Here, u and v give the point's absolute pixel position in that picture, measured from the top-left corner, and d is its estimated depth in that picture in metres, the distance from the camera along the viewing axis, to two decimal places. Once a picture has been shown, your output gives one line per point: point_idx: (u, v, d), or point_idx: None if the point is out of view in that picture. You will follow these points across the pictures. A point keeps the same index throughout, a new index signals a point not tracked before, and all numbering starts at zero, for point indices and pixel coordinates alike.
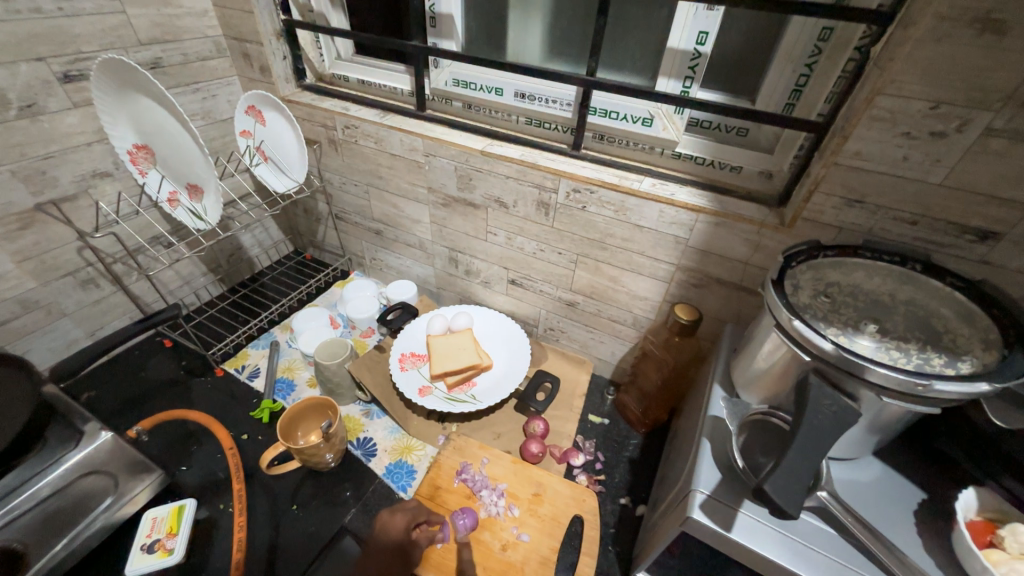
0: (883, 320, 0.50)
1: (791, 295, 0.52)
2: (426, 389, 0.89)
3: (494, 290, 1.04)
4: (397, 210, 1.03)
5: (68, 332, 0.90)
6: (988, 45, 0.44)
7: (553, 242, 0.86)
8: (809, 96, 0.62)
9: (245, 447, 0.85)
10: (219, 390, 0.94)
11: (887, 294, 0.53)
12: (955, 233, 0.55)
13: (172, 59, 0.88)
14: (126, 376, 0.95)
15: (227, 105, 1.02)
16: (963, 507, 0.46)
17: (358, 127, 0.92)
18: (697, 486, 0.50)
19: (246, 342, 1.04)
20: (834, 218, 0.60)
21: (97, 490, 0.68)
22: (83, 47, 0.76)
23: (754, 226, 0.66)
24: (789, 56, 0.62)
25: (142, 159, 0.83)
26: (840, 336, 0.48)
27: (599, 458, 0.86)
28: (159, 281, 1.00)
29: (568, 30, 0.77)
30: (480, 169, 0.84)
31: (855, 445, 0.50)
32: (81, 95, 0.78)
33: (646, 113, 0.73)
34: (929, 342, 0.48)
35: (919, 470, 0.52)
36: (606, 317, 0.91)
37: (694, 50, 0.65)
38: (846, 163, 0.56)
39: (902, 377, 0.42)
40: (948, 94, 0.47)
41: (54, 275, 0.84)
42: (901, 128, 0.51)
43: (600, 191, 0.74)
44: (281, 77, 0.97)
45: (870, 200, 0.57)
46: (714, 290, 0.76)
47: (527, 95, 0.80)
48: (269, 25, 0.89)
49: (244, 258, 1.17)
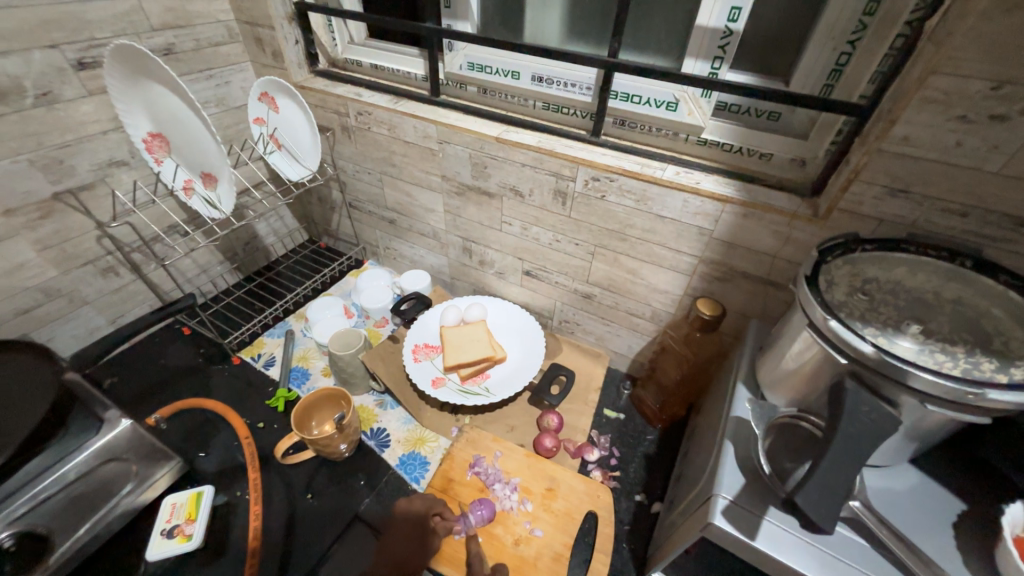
0: (927, 320, 0.47)
1: (825, 292, 0.49)
2: (439, 381, 0.88)
3: (508, 281, 1.02)
4: (410, 198, 1.01)
5: (91, 319, 0.92)
6: None
7: (570, 232, 0.83)
8: (851, 77, 0.58)
9: (261, 435, 0.86)
10: (236, 378, 0.95)
11: (932, 292, 0.50)
12: (1010, 227, 0.50)
13: (184, 45, 0.87)
14: (147, 362, 0.97)
15: (240, 92, 1.01)
16: (1009, 522, 0.43)
17: (371, 114, 0.90)
18: (719, 490, 0.48)
19: (262, 331, 1.04)
20: (874, 209, 0.56)
21: (117, 476, 0.69)
22: (96, 33, 0.75)
23: (785, 217, 0.62)
24: (830, 32, 0.57)
25: (157, 148, 0.83)
26: (879, 337, 0.45)
27: (614, 453, 0.85)
28: (176, 269, 1.01)
29: (588, 9, 0.73)
30: (495, 157, 0.81)
31: (891, 452, 0.47)
32: (96, 83, 0.77)
33: (670, 96, 0.68)
34: (978, 345, 0.44)
35: (961, 480, 0.49)
36: (624, 310, 0.89)
37: (725, 27, 0.61)
38: (891, 149, 0.51)
39: (950, 384, 0.39)
40: (1014, 72, 0.43)
41: (75, 264, 0.85)
42: (956, 111, 0.46)
43: (621, 179, 0.71)
44: (293, 62, 0.95)
45: (916, 190, 0.53)
46: (739, 284, 0.73)
47: (544, 78, 0.77)
48: (280, 9, 0.87)
49: (259, 247, 1.18)
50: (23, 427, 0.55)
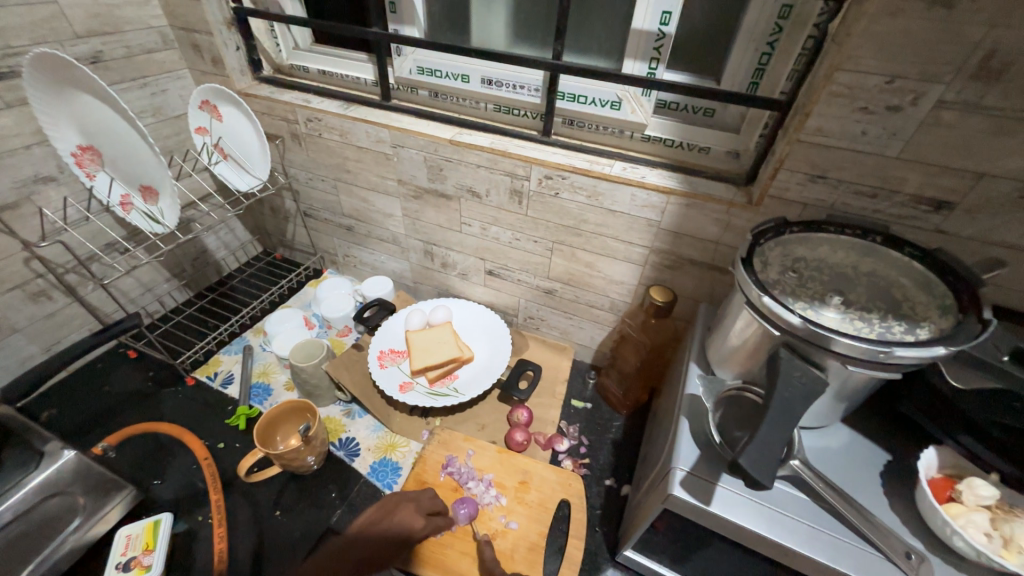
0: (847, 292, 0.52)
1: (760, 272, 0.53)
2: (407, 385, 0.87)
3: (472, 282, 1.03)
4: (367, 204, 1.00)
5: (22, 348, 0.85)
6: (938, 18, 0.45)
7: (528, 230, 0.85)
8: (772, 74, 0.63)
9: (223, 455, 0.83)
10: (192, 400, 0.90)
11: (851, 266, 0.55)
12: (912, 205, 0.57)
13: (114, 53, 0.83)
14: (90, 390, 0.91)
15: (179, 101, 0.96)
16: (925, 465, 0.48)
17: (321, 120, 0.89)
18: (677, 463, 0.51)
19: (217, 348, 1.00)
20: (799, 194, 0.61)
21: (62, 512, 0.65)
22: (12, 41, 0.70)
23: (723, 205, 0.67)
24: (752, 34, 0.62)
25: (88, 161, 0.78)
26: (807, 310, 0.49)
27: (583, 442, 0.87)
28: (117, 289, 0.95)
29: (531, 14, 0.76)
30: (450, 159, 0.82)
31: (825, 413, 0.52)
32: (15, 94, 0.72)
33: (614, 96, 0.72)
34: (891, 311, 0.50)
35: (885, 434, 0.54)
36: (584, 303, 0.92)
37: (658, 30, 0.65)
38: (808, 139, 0.57)
39: (866, 346, 0.43)
40: (902, 68, 0.49)
41: (0, 289, 0.78)
42: (859, 103, 0.52)
43: (572, 177, 0.74)
44: (235, 68, 0.92)
45: (833, 175, 0.58)
46: (688, 271, 0.77)
47: (494, 81, 0.78)
48: (217, 14, 0.85)
49: (209, 262, 1.13)
50: None
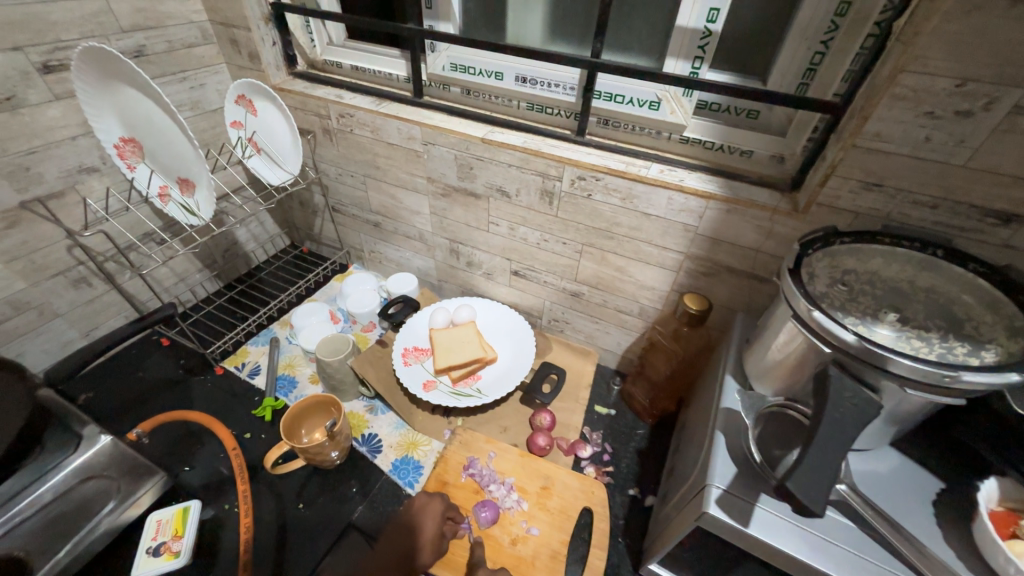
0: (903, 308, 0.49)
1: (808, 284, 0.50)
2: (430, 384, 0.87)
3: (497, 282, 1.02)
4: (396, 201, 1.00)
5: (63, 332, 0.88)
6: (1023, 16, 0.41)
7: (557, 231, 0.84)
8: (824, 75, 0.60)
9: (249, 445, 0.84)
10: (220, 389, 0.92)
11: (906, 281, 0.52)
12: (976, 217, 0.53)
13: (156, 47, 0.85)
14: (125, 375, 0.93)
15: (216, 95, 0.98)
16: (984, 497, 0.45)
17: (353, 116, 0.89)
18: (713, 480, 0.49)
19: (246, 339, 1.02)
20: (850, 203, 0.58)
21: (99, 494, 0.67)
22: (62, 35, 0.72)
23: (766, 212, 0.64)
24: (804, 32, 0.59)
25: (130, 153, 0.80)
26: (859, 326, 0.47)
27: (606, 449, 0.86)
28: (153, 278, 0.98)
29: (570, 10, 0.74)
30: (481, 157, 0.81)
31: (875, 436, 0.49)
32: (63, 86, 0.74)
33: (653, 96, 0.70)
34: (951, 330, 0.46)
35: (938, 461, 0.51)
36: (612, 307, 0.90)
37: (704, 28, 0.63)
38: (865, 145, 0.53)
39: (927, 368, 0.40)
40: (975, 70, 0.45)
41: (45, 275, 0.81)
42: (925, 107, 0.49)
43: (606, 178, 0.72)
44: (271, 64, 0.93)
45: (889, 183, 0.55)
46: (724, 278, 0.74)
47: (528, 79, 0.77)
48: (256, 9, 0.85)
49: (240, 253, 1.15)
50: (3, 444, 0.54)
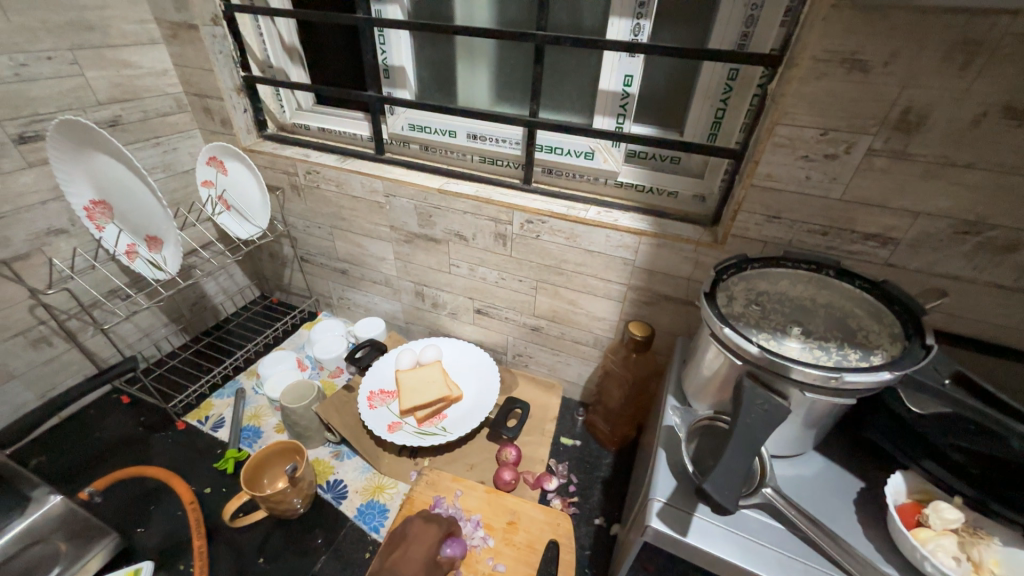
0: (807, 323, 0.55)
1: (724, 305, 0.57)
2: (396, 425, 0.88)
3: (462, 321, 1.06)
4: (361, 249, 1.05)
5: (17, 395, 0.86)
6: (858, 80, 0.51)
7: (513, 270, 0.90)
8: (727, 127, 0.70)
9: (209, 500, 0.82)
10: (181, 445, 0.90)
11: (808, 299, 0.59)
12: (860, 241, 0.61)
13: (131, 117, 0.91)
14: (80, 436, 0.91)
15: (189, 158, 1.04)
16: (893, 492, 0.50)
17: (319, 173, 0.96)
18: (654, 494, 0.52)
19: (210, 392, 1.01)
20: (758, 233, 0.66)
21: (46, 559, 0.64)
22: (40, 109, 0.78)
23: (691, 245, 0.71)
24: (706, 93, 0.69)
25: (99, 215, 0.84)
26: (769, 340, 0.53)
27: (572, 480, 0.87)
28: (116, 334, 0.98)
29: (510, 77, 0.84)
30: (439, 207, 0.88)
31: (795, 441, 0.54)
32: (37, 155, 0.79)
33: (587, 147, 0.79)
34: (846, 340, 0.53)
35: (856, 462, 0.55)
36: (570, 339, 0.95)
37: (623, 91, 0.73)
38: (761, 185, 0.62)
39: (818, 372, 0.46)
40: (833, 122, 0.55)
41: (3, 336, 0.81)
42: (801, 152, 0.58)
43: (550, 221, 0.79)
44: (242, 128, 1.00)
45: (786, 216, 0.63)
46: (664, 306, 0.80)
47: (478, 136, 0.86)
48: (229, 82, 0.94)
49: (207, 306, 1.16)
50: None
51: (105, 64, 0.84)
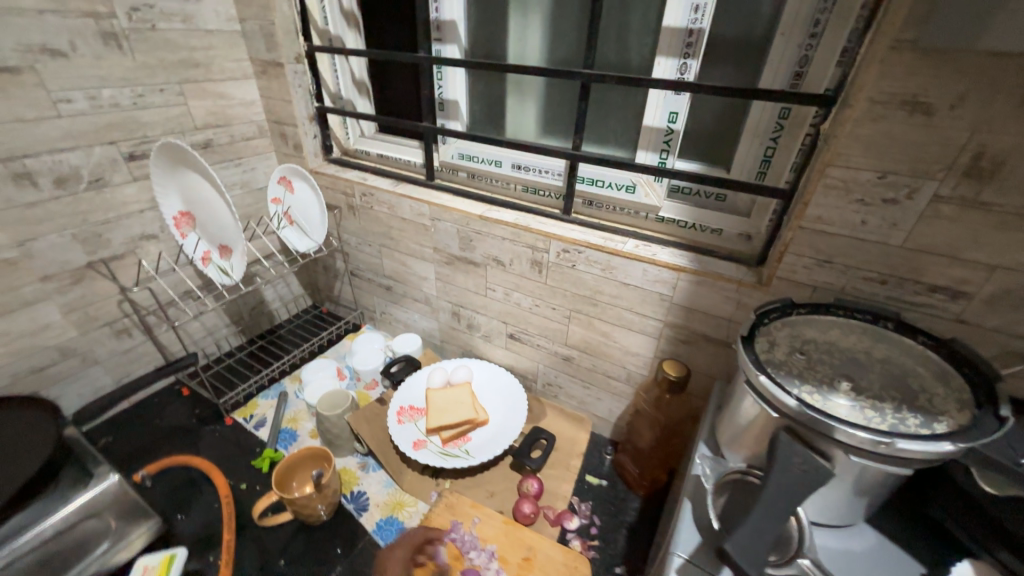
0: (858, 378, 0.51)
1: (765, 352, 0.53)
2: (421, 443, 0.89)
3: (494, 344, 1.07)
4: (406, 268, 1.10)
5: (98, 378, 0.97)
6: (921, 123, 0.48)
7: (547, 298, 0.90)
8: (777, 166, 0.68)
9: (243, 496, 0.87)
10: (226, 439, 0.97)
11: (863, 352, 0.54)
12: (926, 293, 0.56)
13: (220, 140, 1.03)
14: (143, 422, 1.00)
15: (263, 177, 1.15)
16: None
17: (374, 195, 1.03)
18: (674, 548, 0.49)
19: (257, 392, 1.08)
20: (807, 277, 0.62)
21: (97, 533, 0.70)
22: (148, 132, 0.91)
23: (733, 285, 0.69)
24: (756, 131, 0.68)
25: (184, 224, 0.94)
26: (814, 394, 0.48)
27: (594, 522, 0.83)
28: (184, 331, 1.08)
29: (557, 111, 0.87)
30: (479, 232, 0.91)
31: (840, 509, 0.48)
32: (142, 171, 0.91)
33: (629, 181, 0.79)
34: (904, 402, 0.47)
35: (915, 542, 0.49)
36: (602, 373, 0.92)
37: (667, 127, 0.73)
38: (810, 227, 0.59)
39: (865, 436, 0.41)
40: (892, 165, 0.51)
41: (94, 325, 0.92)
42: (856, 195, 0.54)
43: (587, 251, 0.79)
44: (310, 151, 1.10)
45: (839, 261, 0.59)
46: (702, 347, 0.77)
47: (523, 166, 0.89)
48: (304, 111, 1.04)
49: (264, 311, 1.26)
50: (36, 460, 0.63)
51: (204, 95, 0.97)
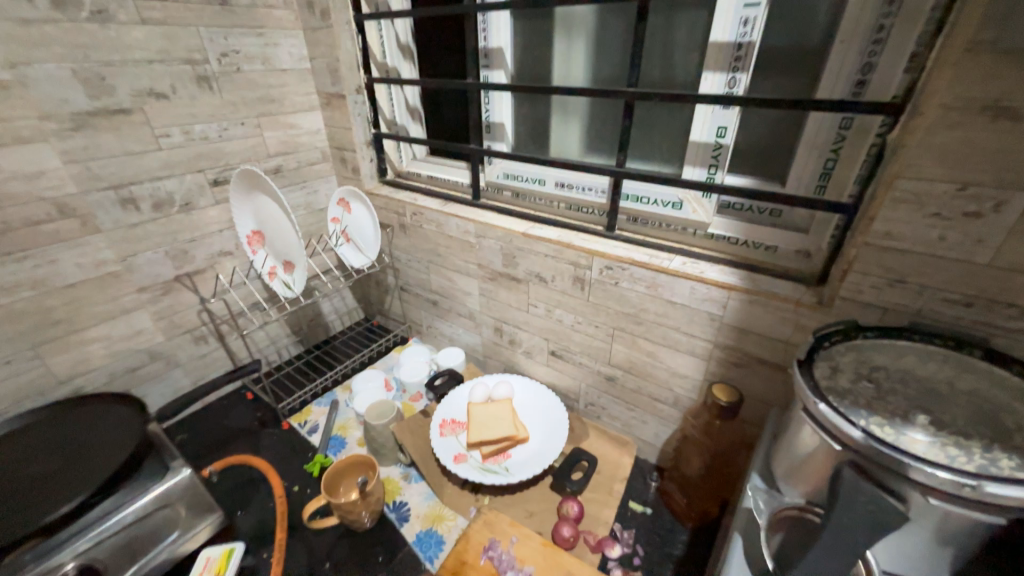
0: (938, 412, 0.46)
1: (826, 377, 0.49)
2: (461, 457, 0.90)
3: (536, 361, 1.07)
4: (451, 283, 1.14)
5: (178, 380, 1.08)
6: (1008, 129, 0.44)
7: (590, 315, 0.89)
8: (839, 179, 0.64)
9: (295, 497, 0.92)
10: (283, 442, 1.03)
11: (943, 383, 0.48)
12: (1021, 317, 0.50)
13: (289, 165, 1.13)
14: (213, 422, 1.09)
15: (325, 198, 1.25)
16: None
17: (423, 214, 1.08)
18: None
19: (312, 399, 1.15)
20: (875, 297, 0.57)
21: (169, 522, 0.76)
22: (229, 160, 1.02)
23: (790, 305, 0.65)
24: (814, 143, 0.64)
25: (256, 242, 1.04)
26: (884, 427, 0.44)
27: (638, 552, 0.80)
28: (251, 339, 1.18)
29: (601, 130, 0.88)
30: (522, 248, 0.92)
31: (920, 560, 0.43)
32: (223, 194, 1.02)
33: (676, 198, 0.78)
34: (997, 441, 0.42)
35: None
36: (646, 394, 0.89)
37: (715, 142, 0.71)
38: (877, 243, 0.54)
39: (946, 476, 0.37)
40: (974, 176, 0.47)
41: (177, 332, 1.03)
42: (931, 209, 0.50)
43: (631, 268, 0.78)
44: (366, 174, 1.18)
45: (912, 280, 0.54)
46: (756, 370, 0.72)
47: (566, 184, 0.90)
48: (362, 137, 1.13)
49: (321, 323, 1.34)
50: (122, 453, 0.70)
51: (278, 126, 1.07)
